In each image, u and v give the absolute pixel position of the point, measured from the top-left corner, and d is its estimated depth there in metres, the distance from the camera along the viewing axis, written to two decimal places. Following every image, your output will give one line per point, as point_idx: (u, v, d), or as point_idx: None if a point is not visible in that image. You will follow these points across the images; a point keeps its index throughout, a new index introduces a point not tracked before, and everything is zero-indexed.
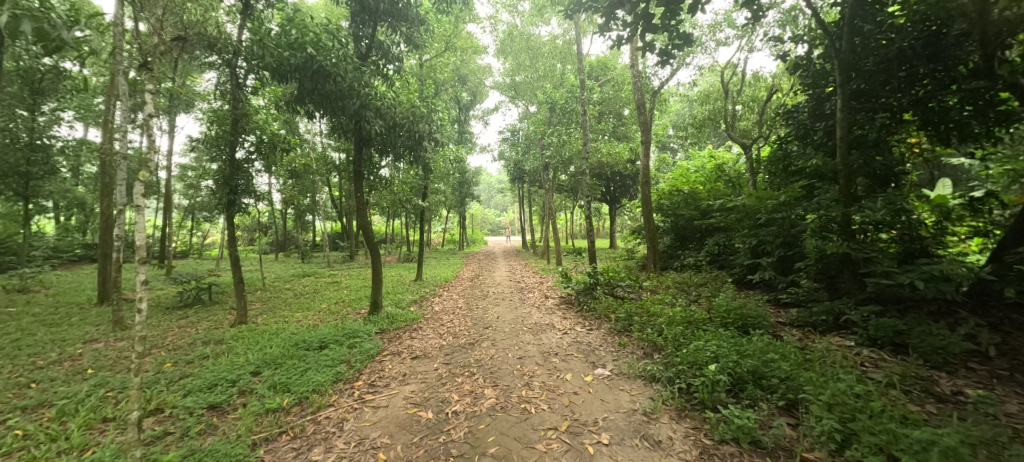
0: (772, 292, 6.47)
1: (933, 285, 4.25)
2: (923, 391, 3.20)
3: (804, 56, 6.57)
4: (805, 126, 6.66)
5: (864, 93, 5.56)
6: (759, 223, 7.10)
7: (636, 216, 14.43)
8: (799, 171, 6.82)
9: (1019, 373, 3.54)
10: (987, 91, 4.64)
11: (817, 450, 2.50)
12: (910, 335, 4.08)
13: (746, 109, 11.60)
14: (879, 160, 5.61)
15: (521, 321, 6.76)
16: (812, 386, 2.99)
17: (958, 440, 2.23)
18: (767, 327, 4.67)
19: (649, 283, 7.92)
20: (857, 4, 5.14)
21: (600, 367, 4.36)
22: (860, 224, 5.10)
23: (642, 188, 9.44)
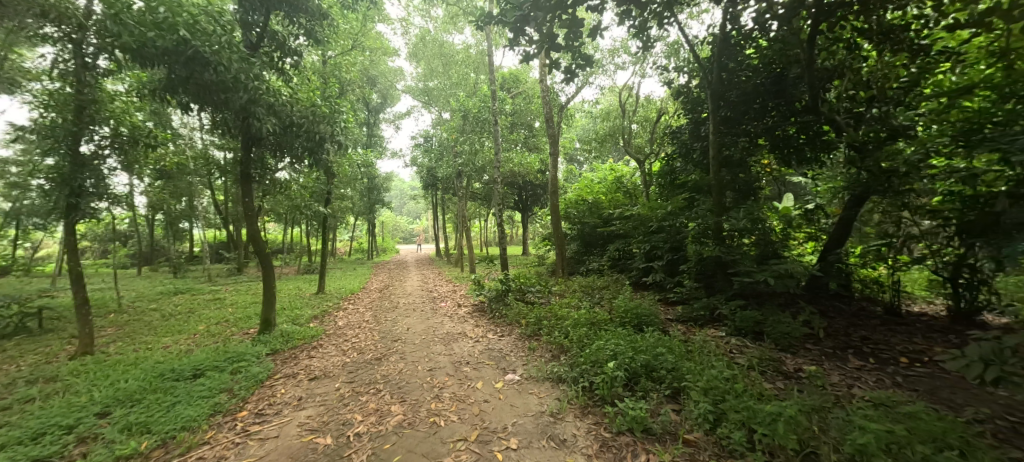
0: (662, 292, 7.23)
1: (781, 281, 5.11)
2: (774, 371, 3.82)
3: (685, 84, 7.52)
4: (686, 145, 7.62)
5: (730, 119, 6.53)
6: (652, 230, 7.89)
7: (546, 223, 15.04)
8: (682, 185, 7.76)
9: (840, 350, 4.41)
10: (815, 124, 5.76)
11: (695, 431, 2.82)
12: (766, 324, 4.85)
13: (641, 128, 12.90)
14: (742, 176, 6.61)
15: (432, 331, 6.59)
16: (692, 375, 3.38)
17: (798, 409, 2.68)
18: (658, 324, 5.19)
19: (558, 287, 8.29)
20: (722, 45, 6.05)
21: (510, 373, 4.44)
22: (728, 231, 5.94)
23: (551, 197, 9.91)
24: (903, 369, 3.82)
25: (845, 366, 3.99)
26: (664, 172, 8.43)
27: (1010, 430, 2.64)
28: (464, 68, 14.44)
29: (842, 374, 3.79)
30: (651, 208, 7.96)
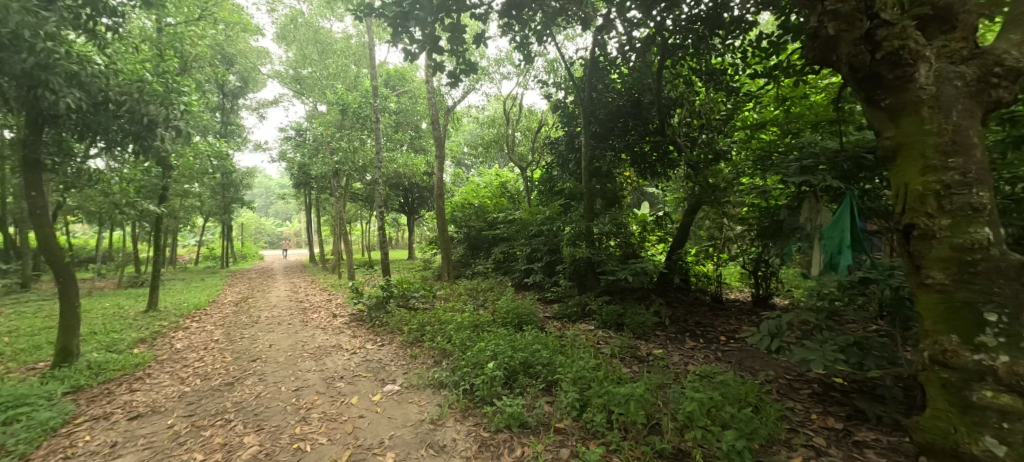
0: (541, 292, 7.70)
1: (637, 277, 5.90)
2: (631, 357, 4.38)
3: (562, 100, 8.20)
4: (563, 155, 8.28)
5: (598, 134, 7.31)
6: (532, 234, 8.36)
7: (432, 227, 14.80)
8: (559, 191, 8.41)
9: (680, 334, 5.27)
10: (662, 144, 6.80)
11: (565, 419, 3.05)
12: (625, 316, 5.54)
13: (524, 136, 13.62)
14: (609, 186, 7.44)
15: (300, 347, 5.93)
16: (563, 368, 3.66)
17: (647, 388, 3.10)
18: (536, 322, 5.52)
19: (442, 291, 8.19)
20: (592, 67, 6.77)
21: (390, 383, 4.24)
22: (597, 234, 6.63)
23: (437, 201, 9.80)
24: (722, 346, 4.73)
25: (683, 347, 4.77)
26: (544, 180, 9.03)
27: (787, 386, 3.47)
28: (343, 58, 13.40)
29: (680, 354, 4.53)
30: (532, 212, 8.44)
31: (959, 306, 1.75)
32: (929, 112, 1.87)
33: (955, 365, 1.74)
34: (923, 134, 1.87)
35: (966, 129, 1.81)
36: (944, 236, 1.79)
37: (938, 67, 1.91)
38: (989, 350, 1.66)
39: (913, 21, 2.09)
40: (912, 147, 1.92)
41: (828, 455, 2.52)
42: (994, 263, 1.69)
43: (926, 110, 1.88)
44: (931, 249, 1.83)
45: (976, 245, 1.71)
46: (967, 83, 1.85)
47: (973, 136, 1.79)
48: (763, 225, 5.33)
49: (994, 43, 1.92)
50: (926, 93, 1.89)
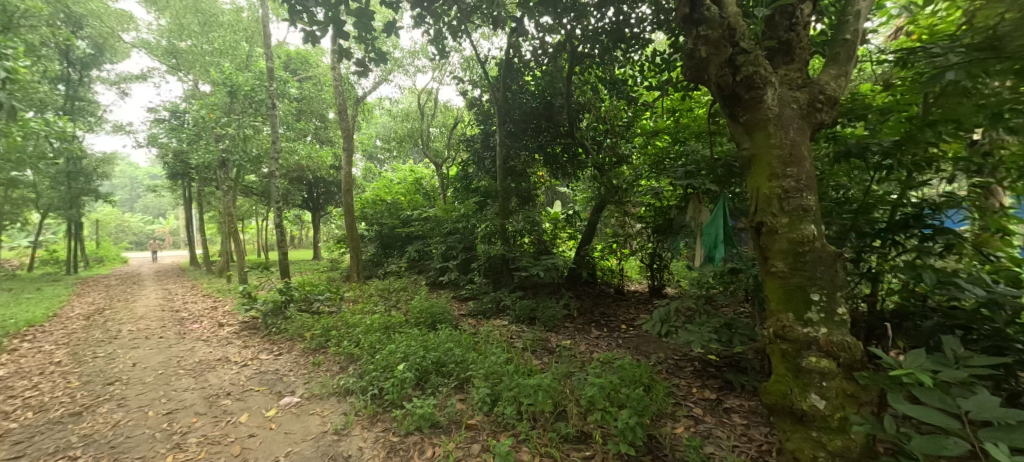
0: (457, 290, 7.66)
1: (549, 272, 6.21)
2: (542, 349, 4.58)
3: (478, 97, 8.24)
4: (479, 153, 8.32)
5: (513, 133, 7.49)
6: (448, 232, 8.27)
7: (340, 224, 13.82)
8: (475, 189, 8.45)
9: (586, 324, 5.65)
10: (573, 146, 7.19)
11: (477, 414, 3.08)
12: (537, 310, 5.78)
13: (439, 132, 13.37)
14: (522, 184, 7.65)
15: (175, 363, 5.13)
16: (475, 365, 3.69)
17: (555, 377, 3.26)
18: (451, 321, 5.48)
19: (351, 293, 7.71)
20: (507, 68, 6.91)
21: (287, 396, 3.88)
22: (511, 231, 6.82)
23: (346, 197, 9.19)
24: (622, 333, 5.16)
25: (589, 336, 5.12)
26: (460, 177, 8.99)
27: (673, 365, 3.91)
28: (232, 33, 11.87)
29: (587, 344, 4.85)
30: (447, 210, 8.34)
31: (794, 288, 2.07)
32: (775, 128, 2.24)
33: (791, 337, 2.04)
34: (770, 147, 2.23)
35: (798, 144, 2.20)
36: (783, 231, 2.12)
37: (780, 91, 2.30)
38: (814, 324, 1.99)
39: (764, 51, 2.49)
40: (761, 157, 2.27)
41: (704, 422, 2.89)
42: (817, 253, 2.07)
43: (772, 127, 2.24)
44: (775, 242, 2.15)
45: (805, 238, 2.08)
46: (800, 106, 2.26)
47: (803, 151, 2.19)
48: (657, 223, 5.92)
49: (819, 75, 2.37)
50: (772, 112, 2.25)
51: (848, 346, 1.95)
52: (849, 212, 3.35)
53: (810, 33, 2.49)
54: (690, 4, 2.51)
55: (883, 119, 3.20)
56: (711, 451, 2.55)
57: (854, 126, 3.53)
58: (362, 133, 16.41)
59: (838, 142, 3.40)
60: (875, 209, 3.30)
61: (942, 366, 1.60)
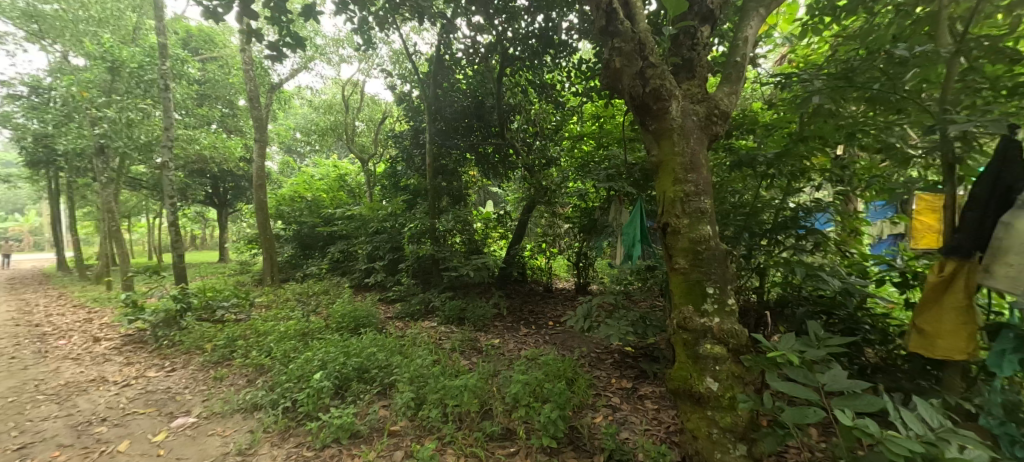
0: (383, 292, 7.34)
1: (478, 272, 6.23)
2: (471, 348, 4.57)
3: (407, 92, 7.99)
4: (408, 151, 8.07)
5: (443, 132, 7.39)
6: (373, 231, 7.91)
7: (252, 222, 12.57)
8: (404, 187, 8.19)
9: (515, 322, 5.75)
10: (504, 146, 7.26)
11: (400, 420, 2.98)
12: (467, 310, 5.76)
13: (366, 127, 12.73)
14: (452, 183, 7.57)
15: (30, 388, 4.28)
16: (400, 369, 3.57)
17: (481, 377, 3.27)
18: (376, 325, 5.25)
19: (263, 298, 7.05)
20: (437, 64, 6.79)
21: (181, 417, 3.45)
22: (441, 231, 6.74)
23: (258, 192, 8.37)
24: (549, 330, 5.33)
25: (518, 334, 5.22)
26: (388, 174, 8.65)
27: (595, 358, 4.12)
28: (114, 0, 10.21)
29: (515, 341, 4.93)
30: (373, 208, 7.97)
31: (694, 283, 2.28)
32: (678, 137, 2.45)
33: (690, 327, 2.22)
34: (674, 154, 2.44)
35: (697, 153, 2.43)
36: (685, 231, 2.33)
37: (683, 104, 2.53)
38: (710, 314, 2.21)
39: (670, 67, 2.72)
40: (667, 163, 2.47)
41: (621, 410, 3.08)
42: (711, 252, 2.31)
43: (676, 136, 2.46)
44: (678, 241, 2.36)
45: (703, 238, 2.30)
46: (699, 118, 2.51)
47: (701, 159, 2.43)
48: (583, 223, 6.19)
49: (715, 92, 2.64)
50: (675, 123, 2.46)
51: (736, 333, 2.19)
52: (741, 214, 3.79)
53: (707, 54, 2.78)
54: (605, 16, 2.66)
55: (767, 134, 3.66)
56: (626, 436, 2.73)
57: (745, 139, 4.00)
58: (278, 123, 15.05)
59: (733, 152, 3.83)
60: (762, 212, 3.76)
61: (807, 347, 1.87)
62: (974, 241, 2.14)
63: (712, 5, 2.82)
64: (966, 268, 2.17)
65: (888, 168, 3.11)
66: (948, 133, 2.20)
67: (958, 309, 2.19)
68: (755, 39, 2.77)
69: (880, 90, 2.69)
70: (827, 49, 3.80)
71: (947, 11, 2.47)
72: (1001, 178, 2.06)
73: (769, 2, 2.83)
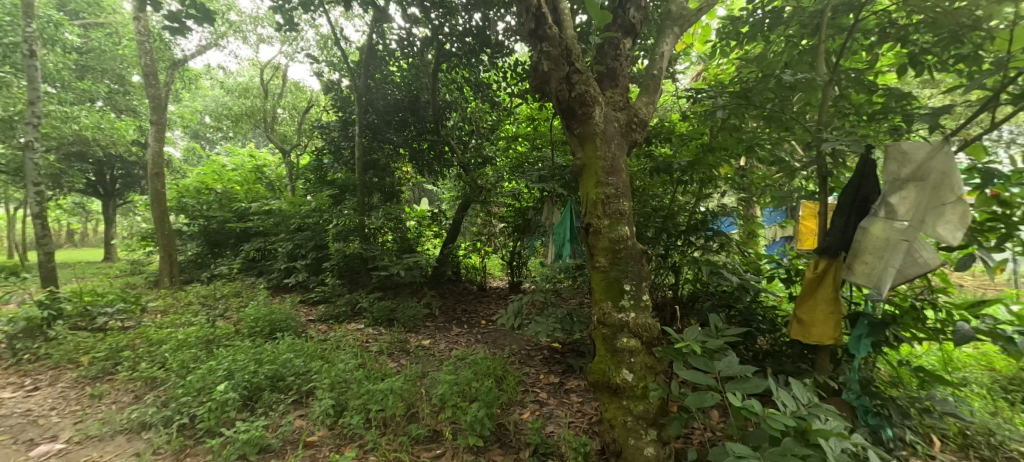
0: (305, 293, 6.84)
1: (409, 272, 6.05)
2: (400, 350, 4.43)
3: (336, 81, 7.53)
4: (336, 143, 7.60)
5: (375, 125, 7.07)
6: (295, 228, 7.34)
7: (146, 216, 11.01)
8: (331, 182, 7.70)
9: (447, 322, 5.67)
10: (438, 143, 7.14)
11: (318, 430, 2.79)
12: (396, 312, 5.57)
13: (288, 115, 11.75)
14: (384, 179, 7.26)
15: None
16: (321, 375, 3.37)
17: (407, 380, 3.18)
18: (295, 328, 4.88)
19: (159, 302, 6.22)
20: (369, 54, 6.49)
21: (44, 444, 2.92)
22: (370, 229, 6.45)
23: (154, 181, 7.35)
24: (481, 329, 5.33)
25: (450, 334, 5.16)
26: (312, 167, 8.07)
27: (525, 355, 4.20)
28: None
29: (446, 342, 4.86)
30: (295, 203, 7.39)
31: (613, 280, 2.41)
32: (601, 141, 2.57)
33: (609, 322, 2.34)
34: (597, 158, 2.56)
35: (618, 158, 2.58)
36: (605, 231, 2.46)
37: (606, 110, 2.67)
38: (626, 309, 2.34)
39: (595, 74, 2.85)
40: (591, 166, 2.58)
41: (547, 405, 3.17)
42: (629, 250, 2.45)
43: (599, 140, 2.58)
44: (599, 240, 2.48)
45: (621, 238, 2.44)
46: (620, 125, 2.66)
47: (621, 163, 2.57)
48: (517, 222, 6.27)
49: (636, 101, 2.82)
50: (598, 128, 2.59)
51: (650, 327, 2.35)
52: (659, 216, 4.09)
53: (629, 65, 2.96)
54: (534, 20, 2.71)
55: (682, 143, 3.98)
56: (551, 429, 2.82)
57: (663, 147, 4.31)
58: (181, 104, 13.35)
59: (653, 158, 4.12)
60: (678, 215, 4.08)
61: (708, 337, 2.06)
62: (839, 242, 2.50)
63: (634, 20, 3.01)
64: (833, 266, 2.53)
65: (778, 179, 3.53)
66: (823, 150, 2.56)
67: (829, 299, 2.56)
68: (671, 55, 3.01)
69: (771, 110, 3.05)
70: (733, 69, 4.22)
71: (822, 44, 2.87)
72: (860, 190, 2.46)
73: (682, 22, 3.09)
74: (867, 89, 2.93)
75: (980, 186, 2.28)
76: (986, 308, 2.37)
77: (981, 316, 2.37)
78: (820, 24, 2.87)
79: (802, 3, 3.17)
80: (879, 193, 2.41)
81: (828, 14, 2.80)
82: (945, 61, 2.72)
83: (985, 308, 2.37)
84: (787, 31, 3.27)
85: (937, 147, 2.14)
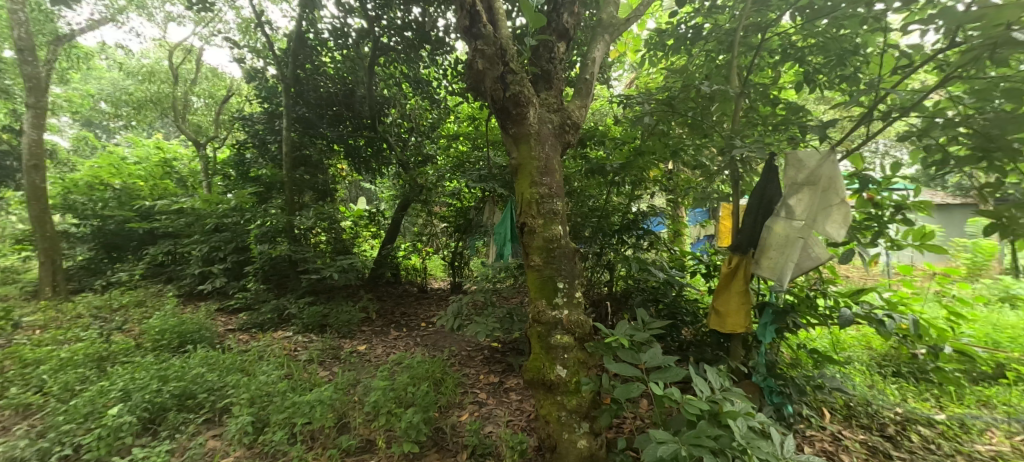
0: (223, 300, 6.21)
1: (343, 274, 5.72)
2: (332, 357, 4.19)
3: (259, 68, 6.94)
4: (261, 136, 7.00)
5: (305, 119, 6.62)
6: (211, 229, 6.63)
7: (21, 216, 9.36)
8: (254, 178, 7.09)
9: (385, 326, 5.47)
10: (376, 140, 6.85)
11: (235, 450, 2.54)
12: (329, 317, 5.26)
13: (204, 104, 10.64)
14: (317, 177, 6.80)
15: None
16: (238, 389, 3.09)
17: (335, 389, 3.00)
18: (210, 340, 4.42)
19: (36, 315, 5.31)
20: (297, 42, 6.05)
21: None
22: (300, 230, 6.02)
23: (29, 175, 6.26)
24: (421, 332, 5.20)
25: (388, 338, 4.97)
26: (233, 162, 7.37)
27: (466, 355, 4.16)
28: None
29: (383, 346, 4.68)
30: (211, 202, 6.69)
31: (547, 278, 2.45)
32: (535, 142, 2.62)
33: (543, 320, 2.38)
34: (531, 158, 2.60)
35: (552, 158, 2.64)
36: (539, 230, 2.50)
37: (540, 112, 2.72)
38: (560, 307, 2.40)
39: (530, 76, 2.90)
40: (525, 166, 2.61)
41: (486, 405, 3.16)
42: (562, 249, 2.51)
43: (533, 141, 2.62)
44: (534, 240, 2.51)
45: (554, 237, 2.50)
46: (554, 126, 2.73)
47: (555, 164, 2.63)
48: (459, 222, 6.19)
49: (569, 104, 2.91)
50: (533, 128, 2.63)
51: (582, 322, 2.43)
52: (594, 216, 4.24)
53: (563, 68, 3.04)
54: (469, 17, 2.69)
55: (616, 146, 4.17)
56: (489, 430, 2.81)
57: (597, 150, 4.48)
58: (69, 87, 11.54)
59: (588, 161, 4.27)
60: (612, 215, 4.26)
61: (635, 331, 2.18)
62: (749, 241, 2.76)
63: (567, 25, 3.10)
64: (744, 261, 2.79)
65: (699, 181, 3.83)
66: (735, 155, 2.81)
67: (742, 292, 2.81)
68: (602, 61, 3.13)
69: (692, 117, 3.30)
70: (661, 78, 4.50)
71: (734, 60, 3.15)
72: (765, 193, 2.71)
73: (612, 30, 3.23)
74: (771, 102, 3.26)
75: (858, 190, 2.65)
76: (864, 295, 2.76)
77: (861, 302, 2.75)
78: (734, 41, 3.15)
79: (718, 21, 3.45)
80: (780, 195, 2.69)
81: (739, 33, 3.08)
82: (832, 80, 3.11)
83: (863, 295, 2.76)
84: (706, 46, 3.55)
85: (825, 155, 2.43)
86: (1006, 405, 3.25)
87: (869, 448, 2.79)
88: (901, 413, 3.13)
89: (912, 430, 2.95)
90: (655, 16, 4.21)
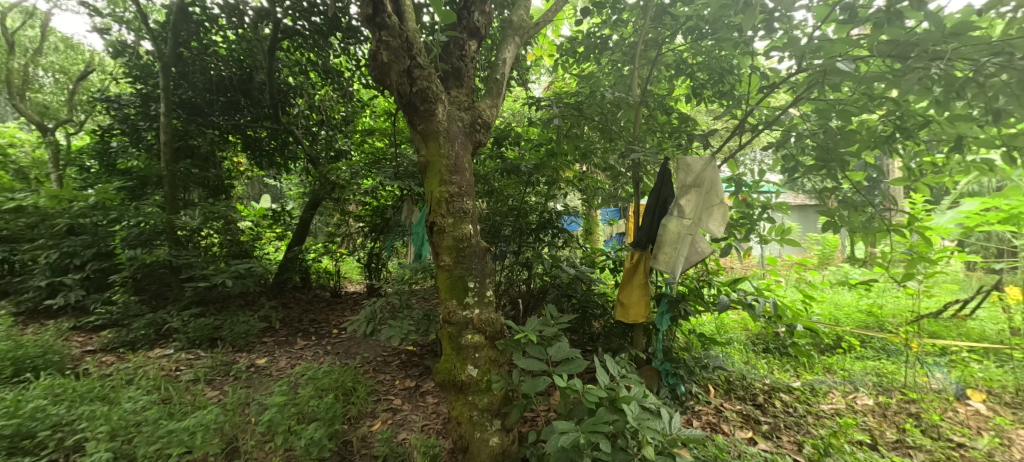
0: (81, 317, 5.16)
1: (239, 281, 5.09)
2: (223, 375, 3.73)
3: (128, 42, 5.91)
4: (132, 122, 5.98)
5: (190, 104, 5.80)
6: (63, 231, 5.49)
7: None
8: (125, 171, 6.04)
9: (291, 335, 5.01)
10: (280, 133, 6.22)
11: None
12: (222, 329, 4.68)
13: (55, 80, 8.82)
14: (206, 171, 6.00)
15: None
16: (94, 420, 2.60)
17: (219, 411, 2.64)
18: (60, 366, 3.66)
19: None
20: (178, 16, 5.27)
21: None
22: (183, 231, 5.26)
23: None
24: (331, 339, 4.84)
25: (293, 349, 4.56)
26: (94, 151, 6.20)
27: (381, 361, 3.97)
28: None
29: (287, 358, 4.28)
30: (62, 198, 5.54)
31: (456, 278, 2.42)
32: (444, 140, 2.58)
33: (454, 321, 2.35)
34: (440, 156, 2.55)
35: (461, 157, 2.61)
36: (449, 230, 2.47)
37: (450, 109, 2.68)
38: (470, 306, 2.39)
39: (440, 72, 2.85)
40: (434, 164, 2.56)
41: (400, 411, 3.05)
42: (472, 248, 2.50)
43: (442, 139, 2.58)
44: (443, 239, 2.47)
45: (465, 236, 2.48)
46: (464, 125, 2.71)
47: (465, 163, 2.61)
48: (375, 222, 5.89)
49: (480, 103, 2.92)
50: (441, 126, 2.58)
51: (492, 321, 2.44)
52: (513, 215, 4.31)
53: (475, 66, 3.03)
54: (372, 5, 2.52)
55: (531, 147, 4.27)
56: (402, 437, 2.72)
57: (514, 150, 4.60)
58: None
59: (505, 160, 4.32)
60: (530, 214, 4.34)
61: (544, 327, 2.25)
62: (647, 237, 3.02)
63: (479, 23, 3.09)
64: (644, 257, 3.03)
65: (607, 183, 4.08)
66: (633, 158, 3.04)
67: (642, 285, 3.06)
68: (513, 62, 3.18)
69: (599, 122, 3.51)
70: (573, 83, 4.71)
71: (636, 71, 3.41)
72: (660, 193, 2.98)
73: (523, 33, 3.30)
74: (667, 112, 3.60)
75: (733, 192, 3.02)
76: (739, 283, 3.16)
77: (736, 289, 3.14)
78: (636, 54, 3.41)
79: (624, 34, 3.70)
80: (673, 196, 2.98)
81: (640, 46, 3.34)
82: (715, 94, 3.53)
83: (738, 283, 3.15)
84: (613, 56, 3.79)
85: (707, 161, 2.76)
86: (843, 370, 3.96)
87: (744, 416, 3.21)
88: (768, 383, 3.67)
89: (776, 397, 3.47)
90: (568, 23, 4.39)
